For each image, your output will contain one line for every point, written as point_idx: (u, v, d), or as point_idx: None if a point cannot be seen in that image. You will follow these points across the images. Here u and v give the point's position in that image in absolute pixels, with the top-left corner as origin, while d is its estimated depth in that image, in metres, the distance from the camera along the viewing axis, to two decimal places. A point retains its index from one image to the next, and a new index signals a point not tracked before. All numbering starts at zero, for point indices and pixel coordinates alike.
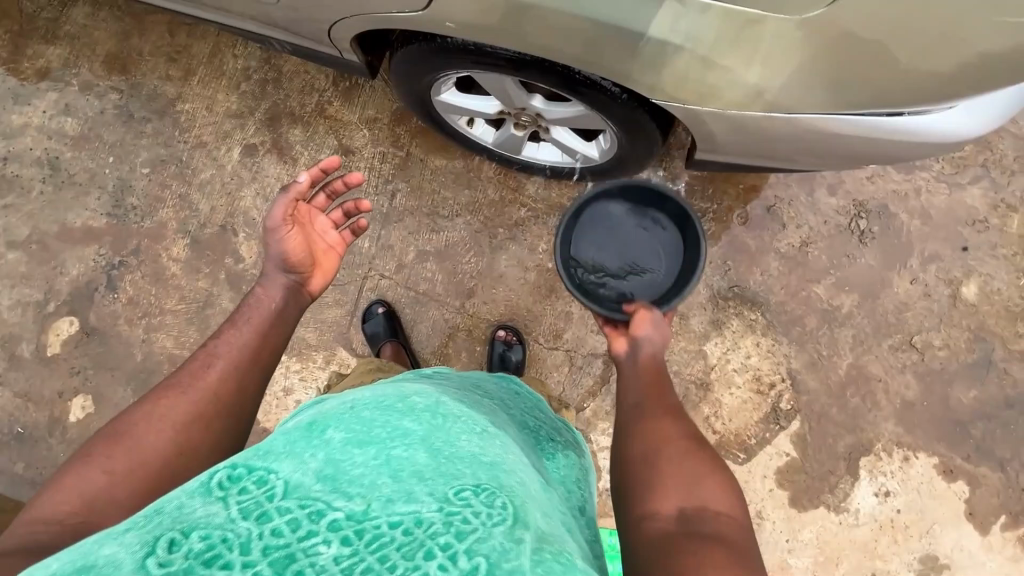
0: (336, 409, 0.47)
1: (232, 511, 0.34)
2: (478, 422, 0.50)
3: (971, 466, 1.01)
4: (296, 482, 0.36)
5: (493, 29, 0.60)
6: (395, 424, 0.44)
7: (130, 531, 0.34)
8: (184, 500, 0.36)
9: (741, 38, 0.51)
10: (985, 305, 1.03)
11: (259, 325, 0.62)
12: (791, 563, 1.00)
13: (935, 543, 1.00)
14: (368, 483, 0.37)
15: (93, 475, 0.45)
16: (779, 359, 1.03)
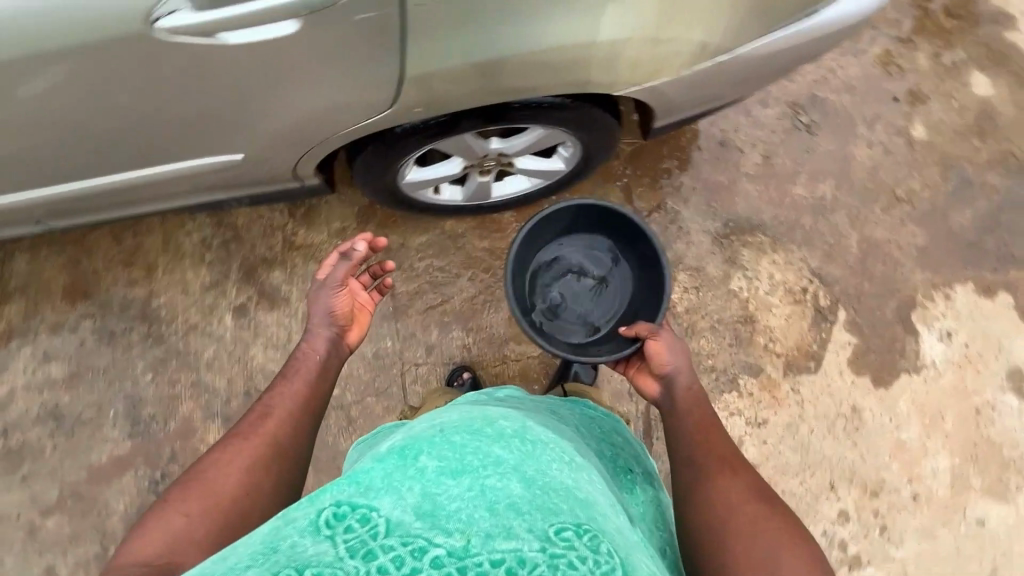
0: (425, 435, 0.54)
1: (340, 550, 0.39)
2: (564, 452, 0.56)
3: (1003, 276, 1.07)
4: (398, 520, 0.41)
5: (461, 94, 0.63)
6: (487, 451, 0.51)
7: (250, 566, 0.39)
8: (296, 538, 0.41)
9: (677, 8, 0.57)
10: (938, 138, 1.11)
11: (306, 376, 0.66)
12: (904, 437, 1.03)
13: (1011, 357, 1.05)
14: (466, 518, 0.43)
15: (174, 520, 0.50)
16: (800, 265, 1.07)
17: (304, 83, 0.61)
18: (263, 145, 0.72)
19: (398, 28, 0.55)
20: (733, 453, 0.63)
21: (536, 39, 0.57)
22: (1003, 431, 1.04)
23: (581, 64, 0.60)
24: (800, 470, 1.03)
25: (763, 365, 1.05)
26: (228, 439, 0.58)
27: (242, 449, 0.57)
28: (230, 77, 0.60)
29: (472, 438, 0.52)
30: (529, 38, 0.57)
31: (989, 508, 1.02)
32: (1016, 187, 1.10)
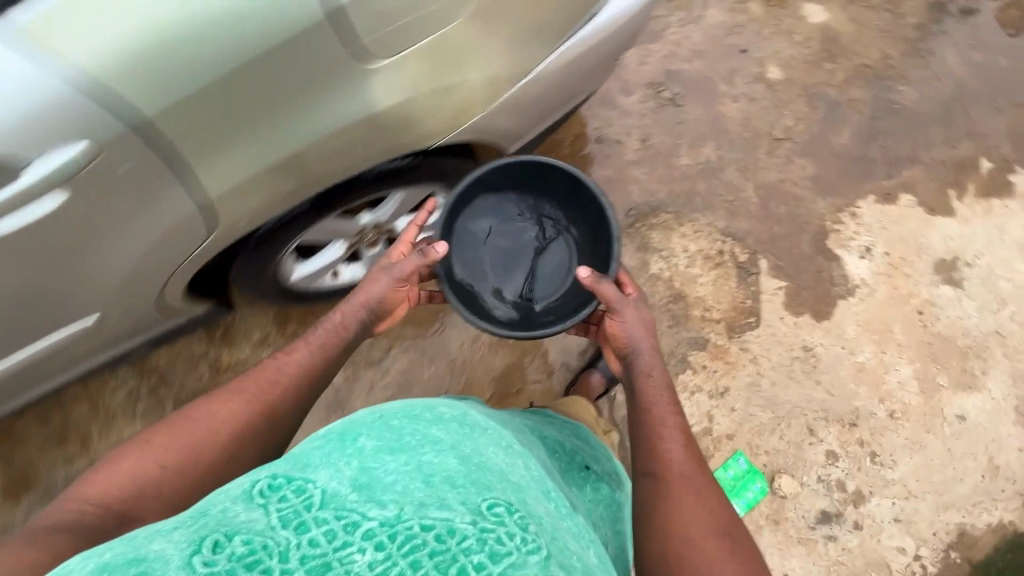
0: (365, 420, 0.55)
1: (272, 519, 0.39)
2: (502, 438, 0.58)
3: (897, 179, 1.10)
4: (334, 493, 0.41)
5: (281, 192, 0.62)
6: (423, 434, 0.52)
7: (181, 530, 0.40)
8: (229, 506, 0.42)
9: (445, 57, 0.58)
10: (793, 73, 1.15)
11: (326, 347, 0.67)
12: (862, 360, 1.04)
13: (932, 251, 1.07)
14: (401, 490, 0.43)
15: (150, 469, 0.53)
16: (709, 231, 1.09)
17: (108, 233, 0.56)
18: (115, 296, 0.66)
19: (179, 158, 0.53)
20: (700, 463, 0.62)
21: (321, 125, 0.56)
22: (951, 324, 1.05)
23: (371, 131, 0.60)
24: (775, 425, 1.02)
25: (707, 336, 1.05)
26: (241, 387, 0.61)
27: (245, 407, 0.60)
28: (28, 257, 0.54)
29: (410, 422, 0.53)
30: (317, 125, 0.56)
31: (964, 401, 1.02)
32: (880, 94, 1.14)
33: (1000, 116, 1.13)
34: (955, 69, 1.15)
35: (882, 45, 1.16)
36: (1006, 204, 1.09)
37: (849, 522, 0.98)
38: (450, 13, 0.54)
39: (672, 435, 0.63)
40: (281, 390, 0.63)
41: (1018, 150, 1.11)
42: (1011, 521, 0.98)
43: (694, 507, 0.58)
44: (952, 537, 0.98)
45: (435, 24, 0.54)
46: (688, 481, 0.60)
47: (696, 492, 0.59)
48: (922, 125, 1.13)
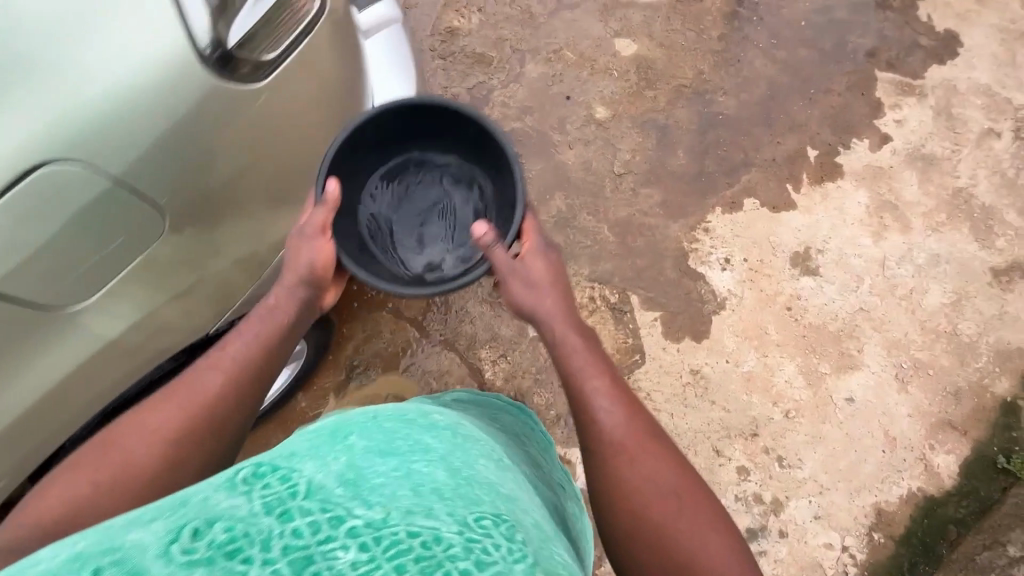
0: (359, 419, 0.47)
1: (254, 504, 0.33)
2: (495, 450, 0.53)
3: (738, 186, 1.14)
4: (319, 484, 0.35)
5: (38, 430, 0.61)
6: (415, 439, 0.46)
7: (157, 519, 0.34)
8: (208, 492, 0.35)
9: (166, 274, 0.59)
10: (620, 107, 1.19)
11: (270, 338, 0.63)
12: (749, 368, 1.06)
13: (786, 246, 1.11)
14: (389, 494, 0.35)
15: (83, 487, 0.50)
16: (577, 280, 1.10)
17: None
18: None
19: None
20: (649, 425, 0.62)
21: (49, 371, 0.56)
22: (819, 312, 1.08)
23: (112, 354, 0.60)
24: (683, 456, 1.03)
25: None
26: (172, 393, 0.57)
27: (182, 416, 0.55)
28: None
29: (403, 425, 0.47)
30: (43, 373, 0.56)
31: (850, 383, 1.05)
32: (702, 109, 1.19)
33: (814, 103, 1.19)
34: (764, 69, 1.21)
35: (695, 62, 1.21)
36: (839, 185, 1.14)
37: (775, 532, 0.99)
38: (145, 244, 0.55)
39: (601, 389, 0.63)
40: (220, 387, 0.58)
41: (838, 132, 1.17)
42: (920, 488, 1.01)
43: (642, 469, 0.58)
44: (871, 519, 1.00)
45: (134, 257, 0.55)
46: (624, 448, 0.59)
47: (635, 459, 0.58)
48: (747, 129, 1.18)
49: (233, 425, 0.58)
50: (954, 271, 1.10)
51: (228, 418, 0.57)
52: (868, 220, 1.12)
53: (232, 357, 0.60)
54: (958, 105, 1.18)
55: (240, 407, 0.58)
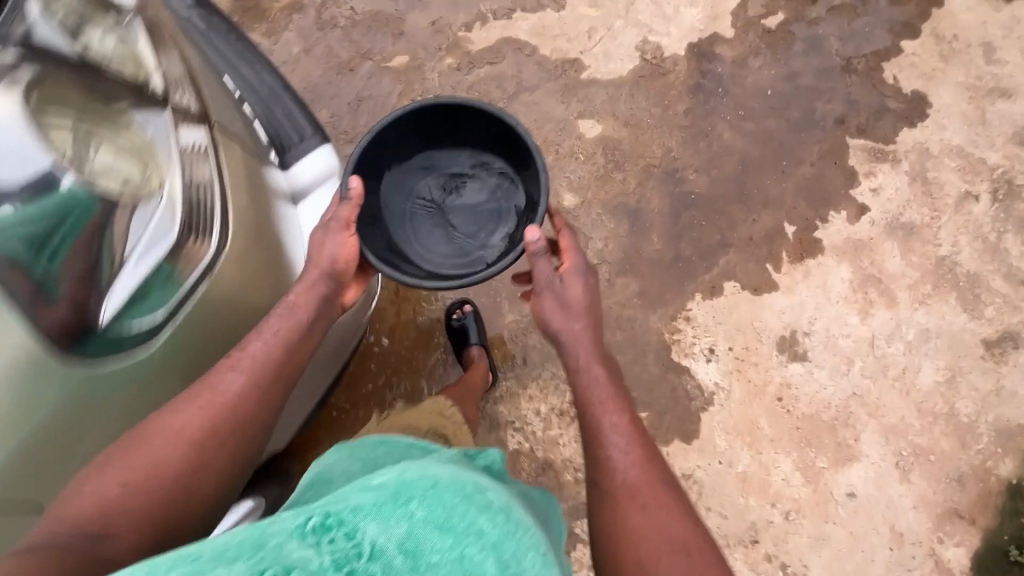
0: (415, 477, 0.45)
1: (325, 560, 0.39)
2: (543, 542, 0.48)
3: (717, 269, 1.10)
4: (382, 548, 0.41)
5: None
6: (474, 521, 0.44)
7: (237, 560, 0.39)
8: (283, 538, 0.41)
9: None
10: (588, 193, 1.14)
11: (290, 334, 0.70)
12: (743, 467, 1.00)
13: (771, 331, 1.06)
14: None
15: (111, 488, 0.55)
16: (555, 383, 1.05)
17: None
18: None
19: None
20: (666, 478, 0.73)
21: None
22: (811, 401, 1.03)
23: None
24: None
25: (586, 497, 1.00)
26: (195, 395, 0.63)
27: (207, 416, 0.62)
28: None
29: (462, 502, 0.45)
30: None
31: (849, 476, 1.00)
32: (673, 189, 1.14)
33: (788, 176, 1.15)
34: (734, 143, 1.17)
35: (662, 140, 1.17)
36: (819, 261, 1.10)
37: None
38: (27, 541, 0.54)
39: (619, 429, 0.74)
40: (240, 390, 0.65)
41: (814, 205, 1.13)
42: None
43: (652, 518, 0.67)
44: None
45: None
46: (642, 494, 0.69)
47: (644, 507, 0.68)
48: (722, 207, 1.13)
49: (251, 425, 0.66)
50: (945, 346, 1.06)
51: (247, 419, 0.66)
52: (853, 297, 1.08)
53: (253, 356, 0.67)
54: (933, 169, 1.15)
55: (260, 402, 0.67)
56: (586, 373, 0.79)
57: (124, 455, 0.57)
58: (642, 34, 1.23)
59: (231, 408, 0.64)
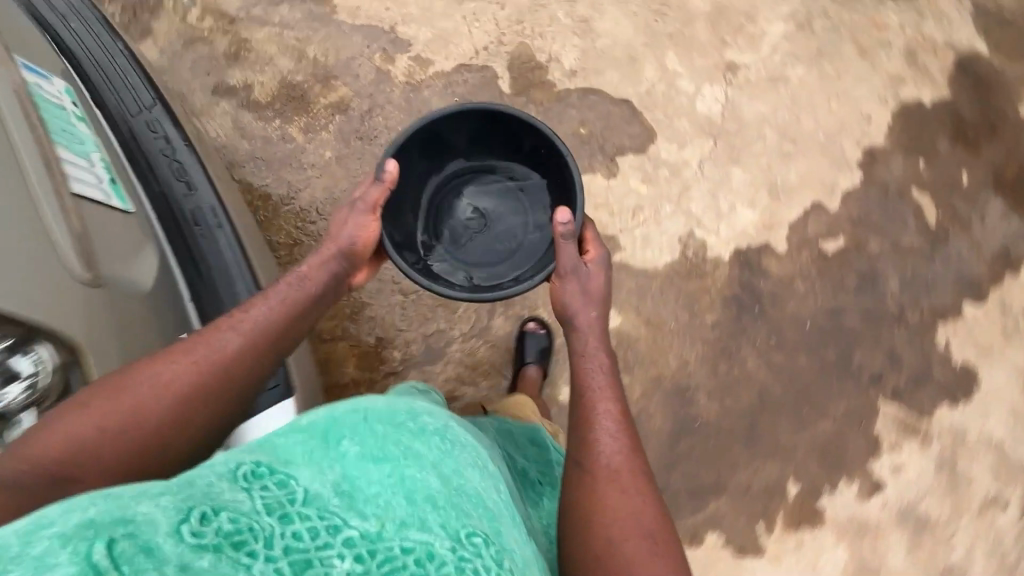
0: (351, 417, 0.60)
1: (256, 503, 0.46)
2: (478, 456, 0.64)
3: (703, 515, 1.01)
4: (316, 494, 0.48)
5: None
6: (406, 445, 0.58)
7: (163, 495, 0.46)
8: (213, 481, 0.48)
9: None
10: None
11: (292, 304, 0.77)
12: None
13: None
14: (384, 504, 0.51)
15: (89, 429, 0.59)
16: None
17: None
18: None
19: None
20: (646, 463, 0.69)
21: None
22: None
23: None
24: None
25: None
26: (189, 349, 0.67)
27: (190, 370, 0.66)
28: None
29: (395, 431, 0.59)
30: None
31: None
32: (679, 410, 1.05)
33: (806, 427, 1.05)
34: (757, 373, 1.08)
35: (681, 350, 1.08)
36: (815, 535, 1.01)
37: None
38: None
39: (611, 415, 0.70)
40: (236, 351, 0.69)
41: (826, 470, 1.03)
42: None
43: (626, 499, 0.64)
44: None
45: None
46: (622, 478, 0.65)
47: (623, 487, 0.65)
48: (726, 444, 1.04)
49: (236, 382, 0.69)
50: None
51: (229, 378, 0.68)
52: None
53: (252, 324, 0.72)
54: (964, 460, 1.05)
55: (245, 359, 0.70)
56: (593, 358, 0.76)
57: (107, 402, 0.61)
58: (689, 225, 1.14)
59: (227, 371, 0.68)
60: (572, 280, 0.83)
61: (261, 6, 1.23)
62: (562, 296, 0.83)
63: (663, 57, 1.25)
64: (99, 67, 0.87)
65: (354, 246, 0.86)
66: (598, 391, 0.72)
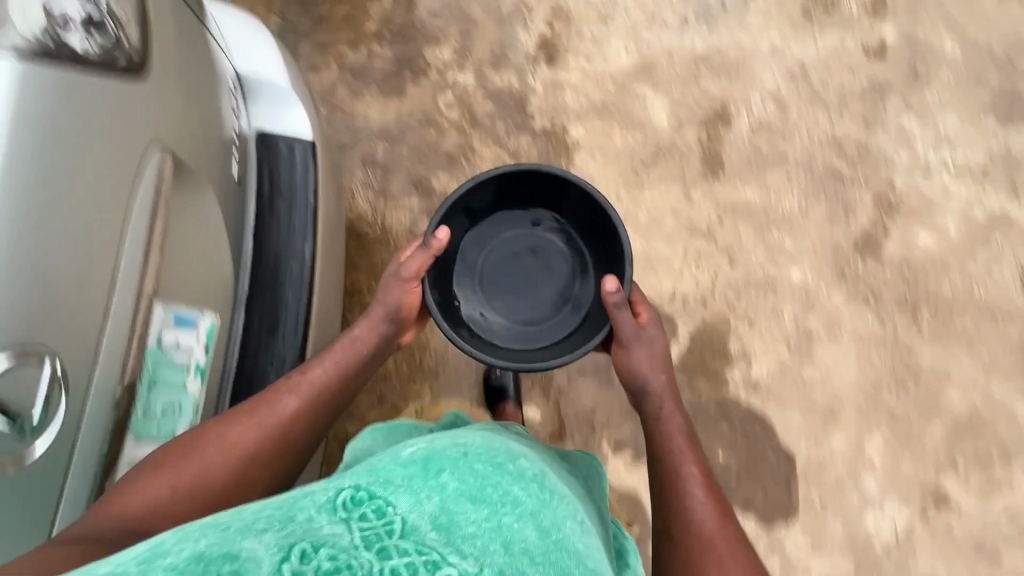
0: (446, 449, 0.55)
1: (355, 537, 0.45)
2: (580, 511, 0.57)
3: None
4: (413, 525, 0.47)
5: None
6: (504, 488, 0.53)
7: (268, 530, 0.45)
8: (314, 512, 0.47)
9: None
10: None
11: (348, 367, 0.77)
12: None
13: None
14: (480, 546, 0.47)
15: (162, 489, 0.58)
16: None
17: None
18: None
19: None
20: (740, 536, 0.68)
21: None
22: None
23: None
24: None
25: None
26: (253, 409, 0.68)
27: (259, 436, 0.66)
28: None
29: (492, 471, 0.54)
30: None
31: None
32: None
33: None
34: None
35: None
36: None
37: None
38: None
39: (696, 480, 0.71)
40: (293, 411, 0.69)
41: None
42: None
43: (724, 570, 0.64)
44: None
45: None
46: (716, 544, 0.66)
47: (718, 558, 0.65)
48: None
49: (295, 450, 0.69)
50: None
51: (291, 444, 0.69)
52: None
53: (313, 384, 0.72)
54: None
55: (306, 425, 0.71)
56: (668, 423, 0.78)
57: (180, 462, 0.60)
58: None
59: (286, 431, 0.68)
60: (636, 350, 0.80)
61: (509, 124, 1.17)
62: (627, 361, 0.81)
63: (867, 435, 1.02)
64: (270, 276, 0.81)
65: (402, 312, 0.81)
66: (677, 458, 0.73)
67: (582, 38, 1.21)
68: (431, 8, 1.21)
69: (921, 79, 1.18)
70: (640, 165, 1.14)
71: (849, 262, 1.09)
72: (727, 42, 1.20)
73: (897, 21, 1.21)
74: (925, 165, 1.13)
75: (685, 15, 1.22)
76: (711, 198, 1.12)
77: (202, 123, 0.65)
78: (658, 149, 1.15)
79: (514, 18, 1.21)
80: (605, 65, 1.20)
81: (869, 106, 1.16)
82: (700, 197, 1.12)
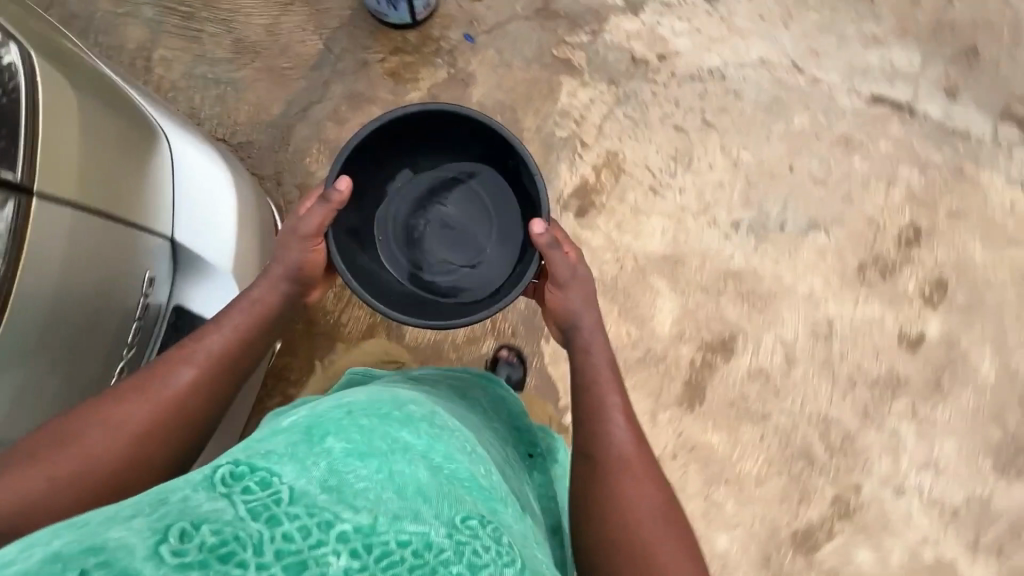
0: (332, 413, 0.51)
1: (239, 509, 0.37)
2: (470, 441, 0.56)
3: None
4: (302, 490, 0.39)
5: None
6: (394, 437, 0.49)
7: (137, 515, 0.37)
8: (189, 493, 0.39)
9: None
10: None
11: (247, 325, 0.74)
12: None
13: None
14: (372, 496, 0.41)
15: (37, 482, 0.56)
16: None
17: None
18: None
19: None
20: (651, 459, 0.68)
21: None
22: None
23: None
24: None
25: None
26: (140, 388, 0.66)
27: (150, 413, 0.64)
28: None
29: (381, 422, 0.50)
30: None
31: None
32: None
33: None
34: None
35: None
36: None
37: None
38: None
39: (617, 410, 0.70)
40: (190, 382, 0.68)
41: None
42: None
43: (641, 490, 0.64)
44: None
45: None
46: (632, 465, 0.66)
47: (635, 477, 0.65)
48: None
49: (201, 420, 0.68)
50: None
51: (193, 411, 0.67)
52: None
53: (208, 351, 0.70)
54: None
55: (202, 393, 0.68)
56: (595, 356, 0.75)
57: (56, 453, 0.59)
58: None
59: (182, 402, 0.66)
60: (572, 288, 0.76)
61: None
62: (561, 304, 0.76)
63: None
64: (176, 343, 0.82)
65: (303, 269, 0.77)
66: (607, 383, 0.71)
67: (623, 201, 1.10)
68: (483, 103, 1.11)
69: (941, 389, 1.09)
70: (621, 364, 1.06)
71: (780, 553, 1.03)
72: (767, 268, 1.10)
73: (947, 317, 1.11)
74: (902, 483, 1.06)
75: (738, 219, 1.11)
76: (675, 428, 1.05)
77: (85, 338, 0.65)
78: (646, 354, 1.06)
79: (563, 149, 1.10)
80: (634, 241, 1.09)
81: (875, 398, 1.07)
82: (665, 422, 1.05)
